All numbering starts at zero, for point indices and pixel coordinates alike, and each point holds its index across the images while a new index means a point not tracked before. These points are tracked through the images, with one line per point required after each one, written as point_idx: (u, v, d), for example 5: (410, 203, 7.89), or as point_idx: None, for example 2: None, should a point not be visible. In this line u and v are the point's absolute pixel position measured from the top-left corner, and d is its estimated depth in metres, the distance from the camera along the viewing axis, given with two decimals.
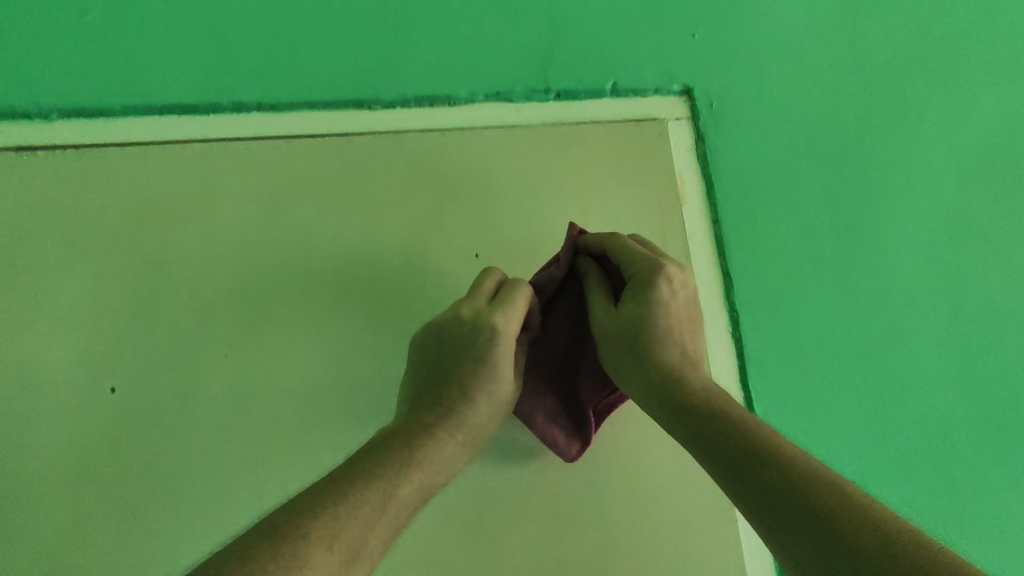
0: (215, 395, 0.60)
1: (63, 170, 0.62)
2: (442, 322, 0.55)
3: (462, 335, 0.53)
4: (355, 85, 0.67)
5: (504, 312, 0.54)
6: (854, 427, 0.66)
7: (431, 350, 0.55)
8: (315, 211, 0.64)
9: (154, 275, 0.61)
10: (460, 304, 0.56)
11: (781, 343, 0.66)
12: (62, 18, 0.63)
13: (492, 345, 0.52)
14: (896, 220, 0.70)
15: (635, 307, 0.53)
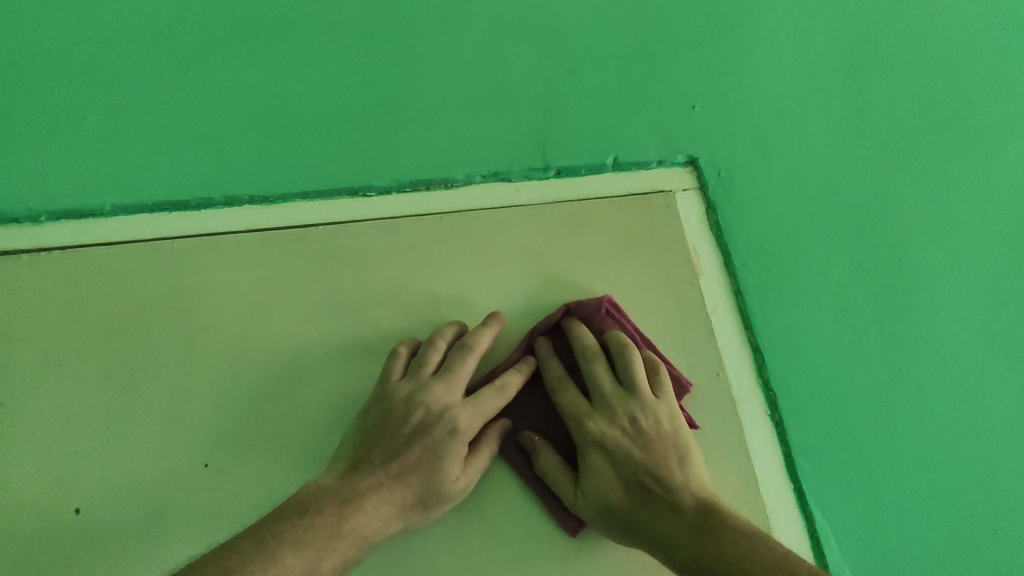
0: (191, 510, 0.54)
1: (39, 268, 0.59)
2: (407, 397, 0.53)
3: (426, 420, 0.52)
4: (351, 174, 0.65)
5: (473, 407, 0.53)
6: (926, 512, 0.57)
7: (386, 416, 0.53)
8: (306, 302, 0.60)
9: (134, 379, 0.57)
10: (431, 383, 0.53)
11: (829, 421, 0.58)
12: (64, 128, 0.65)
13: (452, 441, 0.51)
14: (937, 276, 0.64)
15: (603, 423, 0.52)
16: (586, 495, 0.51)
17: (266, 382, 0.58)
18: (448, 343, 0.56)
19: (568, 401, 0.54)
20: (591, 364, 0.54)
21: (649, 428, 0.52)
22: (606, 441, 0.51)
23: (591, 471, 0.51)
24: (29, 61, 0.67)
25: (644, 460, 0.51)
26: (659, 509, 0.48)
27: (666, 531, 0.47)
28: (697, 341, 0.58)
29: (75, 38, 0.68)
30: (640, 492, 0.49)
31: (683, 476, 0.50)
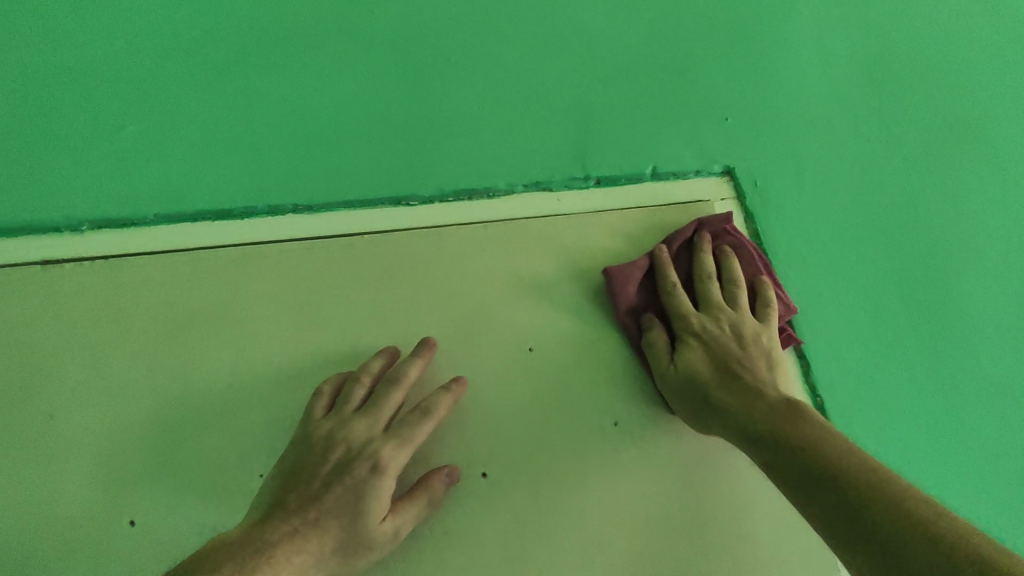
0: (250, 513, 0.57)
1: (79, 283, 0.62)
2: (328, 434, 0.56)
3: (345, 456, 0.54)
4: (395, 182, 0.67)
5: (396, 441, 0.55)
6: (943, 483, 0.66)
7: (309, 458, 0.55)
8: (359, 309, 0.63)
9: (179, 387, 0.60)
10: (353, 421, 0.56)
11: (861, 408, 0.66)
12: (96, 134, 0.65)
13: (375, 476, 0.54)
14: (951, 273, 0.72)
15: (709, 321, 0.61)
16: (679, 367, 0.60)
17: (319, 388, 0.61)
18: (372, 380, 0.59)
19: (682, 300, 0.63)
20: (707, 281, 0.64)
21: (750, 337, 0.61)
22: (710, 334, 0.61)
23: (693, 350, 0.60)
24: (51, 59, 0.65)
25: (739, 355, 0.59)
26: (742, 388, 0.57)
27: (749, 403, 0.55)
28: None
29: (113, 44, 0.66)
30: (727, 372, 0.58)
31: (770, 379, 0.58)
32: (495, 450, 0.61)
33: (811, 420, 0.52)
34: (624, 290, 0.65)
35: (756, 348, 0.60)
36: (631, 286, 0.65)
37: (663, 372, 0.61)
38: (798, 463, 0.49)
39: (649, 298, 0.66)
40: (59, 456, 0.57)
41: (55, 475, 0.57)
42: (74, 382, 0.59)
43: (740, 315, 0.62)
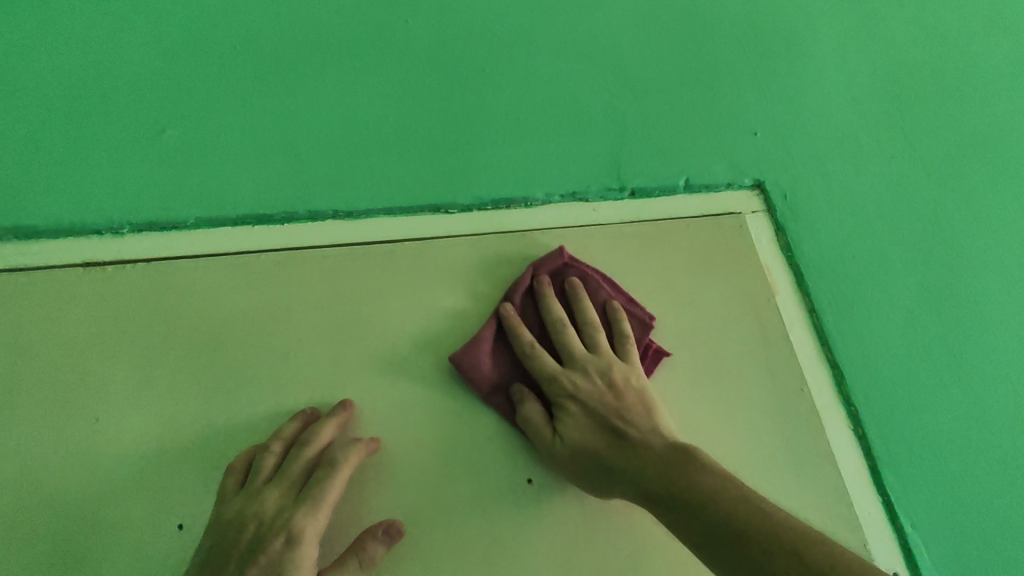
0: None
1: (130, 284, 0.59)
2: (236, 514, 0.50)
3: (258, 534, 0.49)
4: (433, 190, 0.66)
5: (308, 508, 0.50)
6: (1006, 506, 0.61)
7: (223, 538, 0.49)
8: (394, 316, 0.60)
9: (226, 396, 0.56)
10: (261, 495, 0.50)
11: (906, 428, 0.61)
12: (144, 140, 0.66)
13: (290, 552, 0.48)
14: (992, 283, 0.68)
15: (581, 376, 0.55)
16: (565, 441, 0.53)
17: (358, 395, 0.57)
18: (285, 444, 0.53)
19: (545, 361, 0.56)
20: (562, 328, 0.58)
21: (620, 379, 0.55)
22: (586, 393, 0.54)
23: (569, 416, 0.54)
24: (105, 78, 0.68)
25: (620, 408, 0.53)
26: (628, 452, 0.50)
27: (643, 472, 0.49)
28: (780, 357, 0.61)
29: (156, 55, 0.70)
30: (611, 433, 0.52)
31: (649, 425, 0.52)
32: (537, 464, 0.57)
33: (707, 474, 0.47)
34: (477, 369, 0.57)
35: (630, 392, 0.55)
36: (483, 361, 0.58)
37: (548, 448, 0.54)
38: (712, 534, 0.43)
39: (510, 361, 0.58)
40: (94, 467, 0.53)
41: (97, 488, 0.53)
42: (117, 390, 0.55)
43: (604, 358, 0.56)
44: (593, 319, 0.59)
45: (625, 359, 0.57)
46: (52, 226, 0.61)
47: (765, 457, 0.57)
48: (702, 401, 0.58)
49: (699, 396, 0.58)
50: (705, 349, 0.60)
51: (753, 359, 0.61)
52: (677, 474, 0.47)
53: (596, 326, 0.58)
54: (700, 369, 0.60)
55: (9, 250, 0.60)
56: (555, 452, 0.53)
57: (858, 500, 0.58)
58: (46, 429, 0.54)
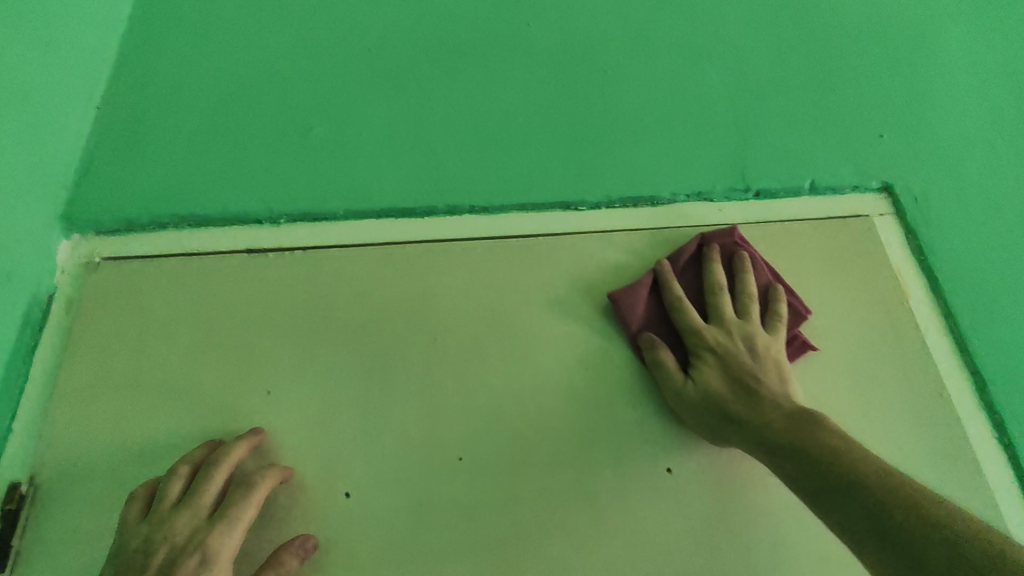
0: (459, 509, 0.55)
1: (288, 271, 0.63)
2: (146, 540, 0.49)
3: (170, 558, 0.48)
4: (563, 187, 0.68)
5: (225, 527, 0.50)
6: None
7: (127, 569, 0.48)
8: (531, 307, 0.63)
9: (379, 375, 0.59)
10: (170, 518, 0.50)
11: None
12: (294, 138, 0.71)
13: (201, 573, 0.48)
14: None
15: (723, 335, 0.57)
16: (696, 385, 0.56)
17: (501, 381, 0.60)
18: (194, 468, 0.53)
19: (691, 316, 0.59)
20: (718, 292, 0.60)
21: (760, 348, 0.57)
22: (728, 351, 0.56)
23: (704, 364, 0.56)
24: (256, 84, 0.74)
25: (755, 370, 0.55)
26: (751, 408, 0.52)
27: (765, 429, 0.51)
28: (916, 362, 0.61)
29: (299, 61, 0.75)
30: (742, 390, 0.54)
31: (784, 391, 0.54)
32: (676, 454, 0.58)
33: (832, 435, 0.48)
34: (632, 308, 0.61)
35: (767, 361, 0.56)
36: (638, 302, 0.61)
37: (676, 391, 0.57)
38: (825, 484, 0.45)
39: (659, 311, 0.61)
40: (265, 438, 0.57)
41: (267, 456, 0.56)
42: (284, 365, 0.60)
43: (754, 334, 0.58)
44: (752, 290, 0.61)
45: (773, 331, 0.59)
46: (218, 216, 0.66)
47: (904, 461, 0.57)
48: (838, 406, 0.59)
49: (833, 399, 0.59)
50: (836, 351, 0.61)
51: (886, 362, 0.61)
52: (805, 432, 0.49)
53: (753, 297, 0.60)
54: (829, 372, 0.60)
55: (184, 238, 0.66)
56: (682, 391, 0.57)
57: (1008, 508, 0.57)
58: (220, 399, 0.58)
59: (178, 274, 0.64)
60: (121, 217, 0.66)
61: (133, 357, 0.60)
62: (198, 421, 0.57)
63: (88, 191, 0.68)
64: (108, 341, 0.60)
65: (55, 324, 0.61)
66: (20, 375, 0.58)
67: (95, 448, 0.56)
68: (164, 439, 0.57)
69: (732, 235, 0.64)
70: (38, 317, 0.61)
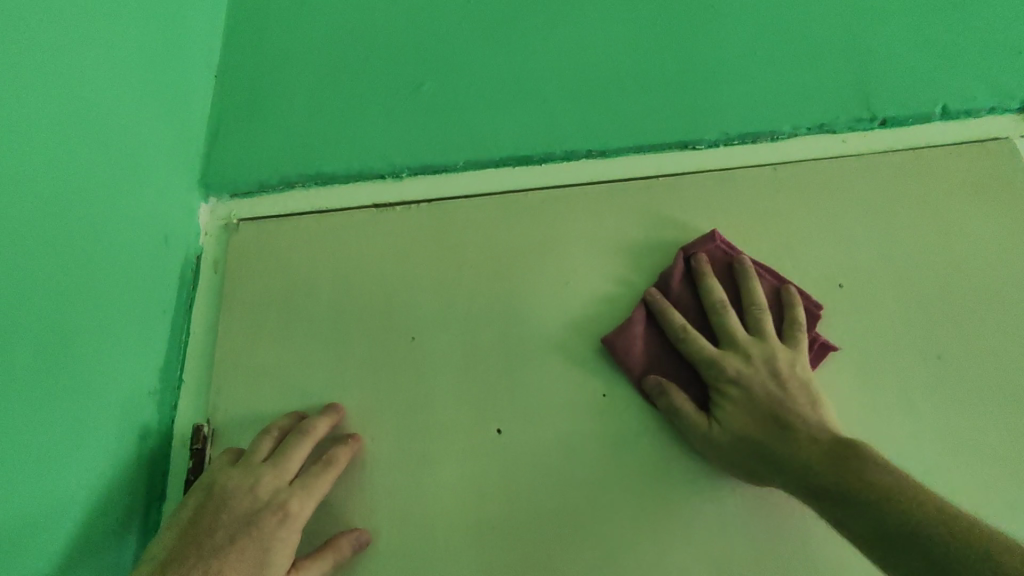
0: (606, 443, 0.57)
1: (417, 222, 0.65)
2: (232, 488, 0.53)
3: (252, 507, 0.51)
4: (680, 127, 0.67)
5: (305, 493, 0.53)
6: None
7: (207, 509, 0.52)
8: (658, 248, 0.63)
9: (515, 318, 0.61)
10: (259, 472, 0.53)
11: None
12: (405, 94, 0.72)
13: (281, 528, 0.51)
14: None
15: (738, 360, 0.54)
16: (739, 431, 0.52)
17: None
18: (280, 433, 0.57)
19: (696, 340, 0.56)
20: (724, 307, 0.57)
21: (786, 369, 0.53)
22: (749, 381, 0.53)
23: (727, 400, 0.53)
24: (361, 45, 0.75)
25: (783, 399, 0.52)
26: (788, 439, 0.49)
27: (800, 451, 0.48)
28: None
29: (402, 19, 0.76)
30: (774, 422, 0.51)
31: (816, 417, 0.51)
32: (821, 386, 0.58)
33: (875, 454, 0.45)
34: (627, 346, 0.58)
35: (800, 385, 0.53)
36: (633, 344, 0.58)
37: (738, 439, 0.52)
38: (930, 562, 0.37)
39: (687, 306, 0.59)
40: (413, 381, 0.60)
41: (417, 398, 0.59)
42: (424, 312, 0.62)
43: (790, 352, 0.55)
44: (760, 295, 0.57)
45: (794, 346, 0.56)
46: (342, 173, 0.68)
47: None
48: (982, 334, 0.58)
49: (975, 327, 0.59)
50: (978, 282, 0.60)
51: None
52: (844, 468, 0.45)
53: (757, 302, 0.57)
54: (969, 301, 0.59)
55: (312, 196, 0.68)
56: (712, 436, 0.53)
57: None
58: (370, 346, 0.61)
59: (312, 231, 0.66)
60: (251, 181, 0.69)
61: (283, 310, 0.64)
62: (351, 367, 0.61)
63: (218, 157, 0.71)
64: (259, 297, 0.65)
65: (207, 284, 0.66)
66: (183, 330, 0.64)
67: (259, 394, 0.61)
68: (320, 383, 0.61)
69: (711, 241, 0.61)
70: (191, 278, 0.66)
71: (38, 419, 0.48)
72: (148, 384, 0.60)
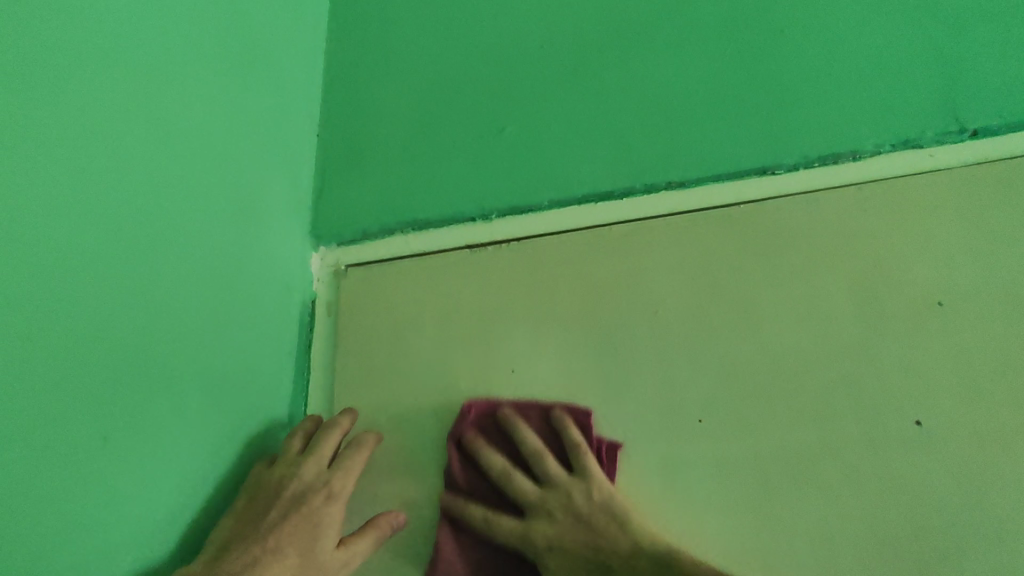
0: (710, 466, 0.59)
1: (508, 261, 0.70)
2: (278, 477, 0.58)
3: (300, 490, 0.57)
4: (758, 154, 0.69)
5: (344, 476, 0.59)
6: None
7: (257, 497, 0.57)
8: (745, 276, 0.65)
9: (609, 348, 0.65)
10: (300, 461, 0.59)
11: None
12: (489, 140, 0.77)
13: (328, 506, 0.57)
14: None
15: (542, 523, 0.56)
16: (545, 560, 0.56)
17: (727, 348, 0.63)
18: (309, 433, 0.63)
19: (523, 487, 0.58)
20: (541, 459, 0.59)
21: (584, 504, 0.56)
22: (558, 539, 0.55)
23: (543, 551, 0.55)
24: (446, 95, 0.81)
25: (591, 541, 0.55)
26: (602, 568, 0.54)
27: (623, 568, 0.53)
28: None
29: (482, 67, 0.81)
30: (592, 554, 0.54)
31: (626, 536, 0.54)
32: (924, 406, 0.57)
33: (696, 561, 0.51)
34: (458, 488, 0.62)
35: (601, 515, 0.56)
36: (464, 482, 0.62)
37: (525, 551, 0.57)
38: None
39: (512, 456, 0.62)
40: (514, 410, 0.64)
41: None
42: (520, 345, 0.66)
43: (586, 492, 0.57)
44: (583, 446, 0.59)
45: (581, 470, 0.58)
46: (436, 218, 0.74)
47: None
48: None
49: None
50: None
51: None
52: (663, 572, 0.51)
53: (552, 458, 0.59)
54: None
55: (410, 240, 0.74)
56: (542, 562, 0.56)
57: None
58: (471, 378, 0.66)
59: (412, 273, 0.72)
60: (355, 229, 0.76)
61: (391, 347, 0.70)
62: (456, 399, 0.66)
63: (324, 208, 0.79)
64: (368, 335, 0.71)
65: (323, 325, 0.74)
66: (305, 368, 0.72)
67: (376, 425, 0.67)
68: (429, 414, 0.66)
69: (500, 405, 0.64)
70: (309, 321, 0.74)
71: (199, 453, 0.57)
72: (281, 417, 0.68)
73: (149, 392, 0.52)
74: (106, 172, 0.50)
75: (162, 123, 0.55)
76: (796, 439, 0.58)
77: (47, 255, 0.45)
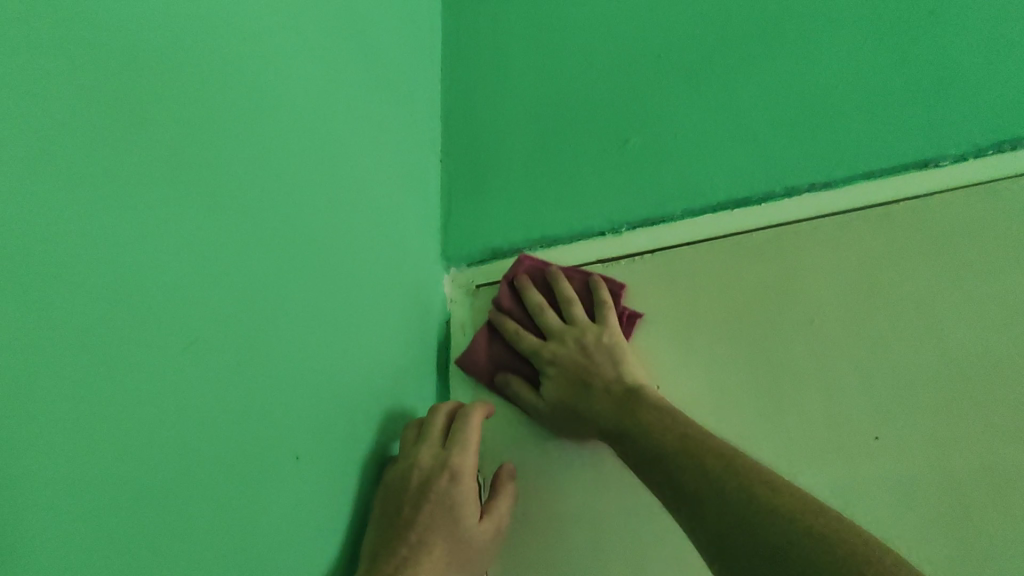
0: (890, 488, 0.56)
1: (645, 273, 0.69)
2: (400, 469, 0.58)
3: (423, 477, 0.57)
4: (917, 146, 0.64)
5: (462, 450, 0.59)
6: None
7: (388, 494, 0.57)
8: (916, 278, 0.60)
9: (765, 362, 0.62)
10: (416, 449, 0.59)
11: None
12: (613, 151, 0.76)
13: (456, 484, 0.57)
14: None
15: (555, 346, 0.66)
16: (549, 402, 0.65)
17: (901, 356, 0.58)
18: (418, 424, 0.64)
19: (528, 340, 0.68)
20: (542, 309, 0.68)
21: (591, 342, 0.65)
22: (564, 359, 0.65)
23: (549, 380, 0.65)
24: (566, 110, 0.81)
25: (588, 365, 0.64)
26: (590, 398, 0.62)
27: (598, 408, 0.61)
28: None
29: (602, 79, 0.80)
30: (582, 385, 0.63)
31: (616, 372, 0.63)
32: None
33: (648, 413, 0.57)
34: (475, 361, 0.71)
35: (603, 351, 0.64)
36: (479, 353, 0.71)
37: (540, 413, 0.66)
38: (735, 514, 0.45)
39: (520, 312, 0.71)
40: None
41: None
42: (668, 360, 0.65)
43: (559, 341, 0.66)
44: (570, 293, 0.68)
45: (601, 321, 0.66)
46: (564, 234, 0.75)
47: None
48: None
49: None
50: None
51: None
52: (629, 415, 0.58)
53: (571, 300, 0.68)
54: None
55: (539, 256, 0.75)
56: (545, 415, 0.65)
57: None
58: None
59: None
60: (484, 247, 0.78)
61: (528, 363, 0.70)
62: None
63: (452, 228, 0.81)
64: None
65: (459, 342, 0.76)
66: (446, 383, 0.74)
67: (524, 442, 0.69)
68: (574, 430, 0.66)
69: (524, 263, 0.71)
70: (445, 338, 0.76)
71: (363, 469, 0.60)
72: None
73: (321, 413, 0.55)
74: (280, 207, 0.53)
75: (318, 155, 0.59)
76: (999, 453, 0.54)
77: (247, 287, 0.48)
